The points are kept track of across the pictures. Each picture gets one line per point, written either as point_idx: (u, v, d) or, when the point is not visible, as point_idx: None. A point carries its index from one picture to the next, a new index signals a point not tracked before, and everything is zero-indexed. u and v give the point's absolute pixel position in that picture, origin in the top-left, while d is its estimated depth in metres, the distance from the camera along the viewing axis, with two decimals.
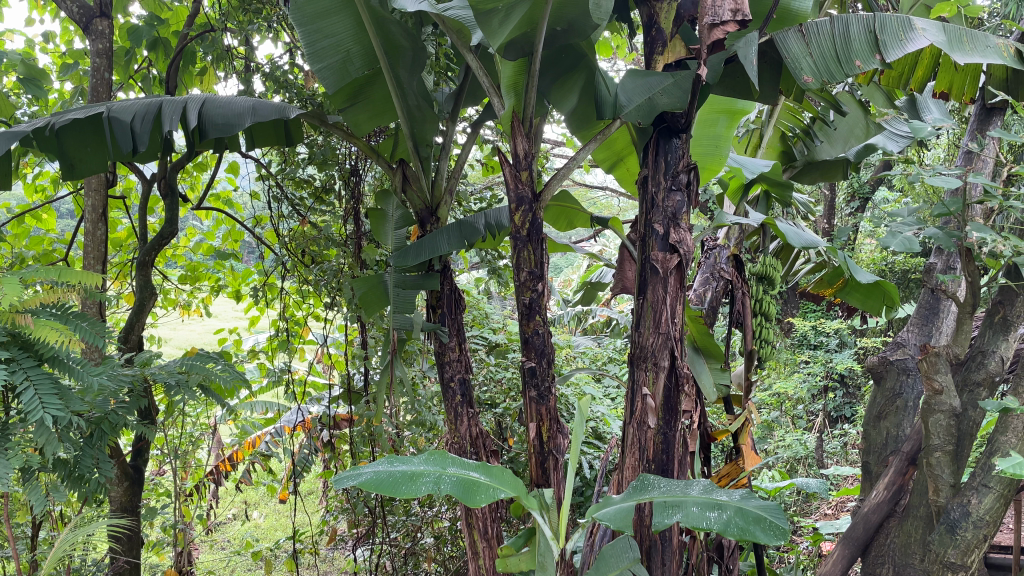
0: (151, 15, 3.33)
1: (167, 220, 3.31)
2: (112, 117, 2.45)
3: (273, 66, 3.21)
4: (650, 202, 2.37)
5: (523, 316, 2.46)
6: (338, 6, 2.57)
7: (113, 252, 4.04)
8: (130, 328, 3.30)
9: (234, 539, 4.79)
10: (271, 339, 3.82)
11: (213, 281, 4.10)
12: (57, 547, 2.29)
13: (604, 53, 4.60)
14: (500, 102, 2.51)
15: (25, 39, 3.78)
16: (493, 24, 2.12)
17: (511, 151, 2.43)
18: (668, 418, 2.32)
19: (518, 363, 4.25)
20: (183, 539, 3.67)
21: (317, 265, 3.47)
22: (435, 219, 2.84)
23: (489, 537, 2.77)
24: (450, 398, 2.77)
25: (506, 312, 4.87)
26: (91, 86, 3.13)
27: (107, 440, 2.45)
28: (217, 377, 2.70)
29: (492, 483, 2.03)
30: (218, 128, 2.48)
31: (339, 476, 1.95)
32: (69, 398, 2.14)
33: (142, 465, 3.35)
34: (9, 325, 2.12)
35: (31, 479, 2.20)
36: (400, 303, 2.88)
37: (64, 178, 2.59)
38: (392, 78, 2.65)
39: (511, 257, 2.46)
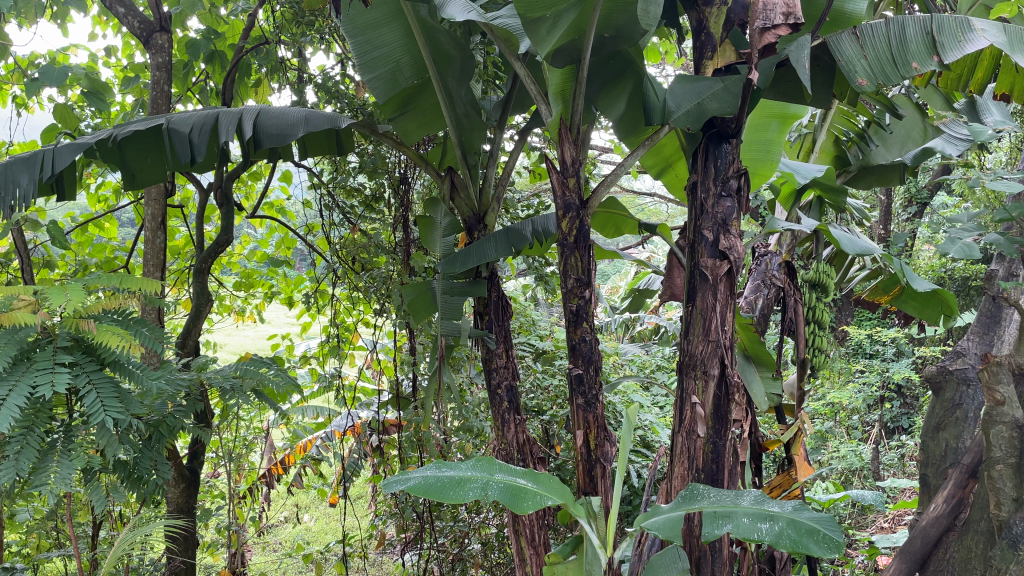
0: (208, 29, 3.43)
1: (224, 228, 3.39)
2: (171, 128, 2.52)
3: (325, 77, 3.26)
4: (699, 208, 2.34)
5: (570, 323, 2.46)
6: (388, 17, 2.61)
7: (171, 259, 4.15)
8: (187, 333, 3.39)
9: (286, 541, 4.87)
10: (321, 344, 3.89)
11: (267, 287, 4.20)
12: (116, 547, 2.35)
13: (652, 58, 4.56)
14: (548, 109, 2.52)
15: (89, 53, 3.91)
16: (541, 32, 2.14)
17: (558, 158, 2.43)
18: (718, 427, 2.28)
19: (565, 371, 4.25)
20: (237, 540, 3.74)
21: (367, 272, 3.51)
22: (483, 226, 2.84)
23: (537, 544, 2.76)
24: (498, 404, 2.78)
25: (553, 319, 4.87)
26: (151, 98, 3.23)
27: (166, 443, 2.53)
28: (270, 382, 2.75)
29: (539, 489, 2.04)
30: (272, 138, 2.54)
31: (388, 480, 2.00)
32: (130, 402, 2.20)
33: (197, 467, 3.43)
34: (73, 329, 2.22)
35: (92, 480, 2.28)
36: (449, 309, 2.88)
37: (125, 189, 2.68)
38: (440, 87, 2.68)
39: (559, 264, 2.46)
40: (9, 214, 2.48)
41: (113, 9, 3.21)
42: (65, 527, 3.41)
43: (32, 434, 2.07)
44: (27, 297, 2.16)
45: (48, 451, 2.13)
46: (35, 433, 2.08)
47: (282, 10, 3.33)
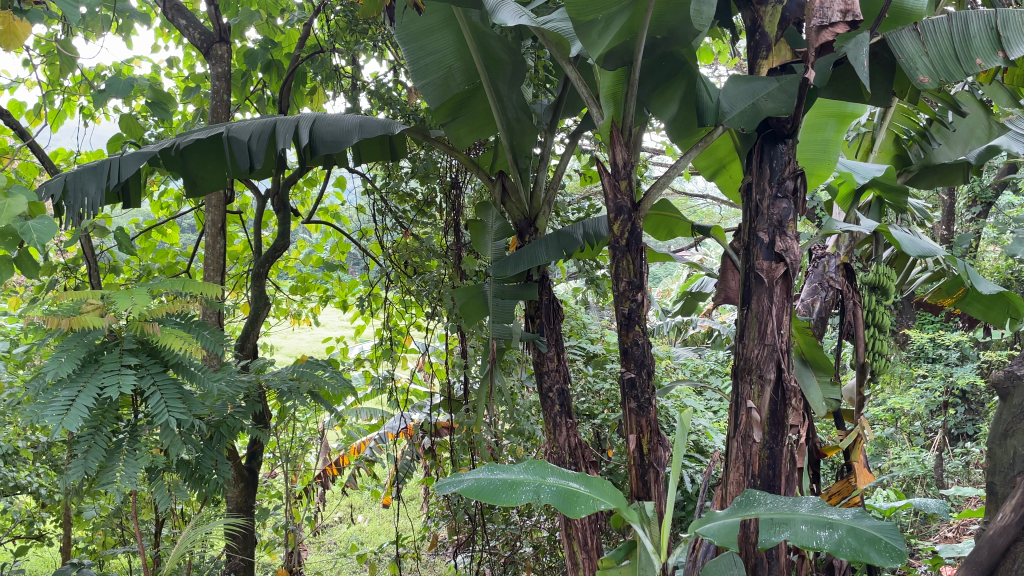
0: (266, 39, 3.51)
1: (281, 234, 3.47)
2: (231, 136, 2.59)
3: (378, 84, 3.31)
4: (754, 210, 2.31)
5: (622, 326, 2.45)
6: (441, 22, 2.66)
7: (230, 264, 4.25)
8: (246, 336, 3.47)
9: (341, 542, 4.95)
10: (375, 347, 3.94)
11: (321, 291, 4.28)
12: (179, 544, 2.41)
13: (705, 59, 4.51)
14: (599, 111, 2.52)
15: (152, 64, 4.04)
16: (593, 35, 2.15)
17: (610, 160, 2.41)
18: (775, 432, 2.24)
19: (617, 375, 4.24)
20: (293, 539, 3.81)
21: (420, 276, 3.54)
22: (534, 229, 2.84)
23: (589, 549, 2.75)
24: (549, 407, 2.78)
25: (604, 322, 4.86)
26: (211, 108, 3.32)
27: (226, 444, 2.60)
28: (325, 384, 2.81)
29: (592, 494, 2.03)
30: (328, 145, 2.58)
31: (442, 482, 2.02)
32: (192, 403, 2.26)
33: (256, 467, 3.50)
34: (138, 332, 2.29)
35: (157, 478, 2.35)
36: (500, 312, 2.84)
37: (187, 195, 2.77)
38: (491, 91, 2.69)
39: (611, 267, 2.45)
40: (79, 221, 2.57)
41: (175, 21, 3.33)
42: (129, 525, 3.52)
43: (100, 434, 2.15)
44: (94, 301, 2.24)
45: (115, 450, 2.20)
46: (102, 432, 2.16)
47: (337, 19, 3.39)
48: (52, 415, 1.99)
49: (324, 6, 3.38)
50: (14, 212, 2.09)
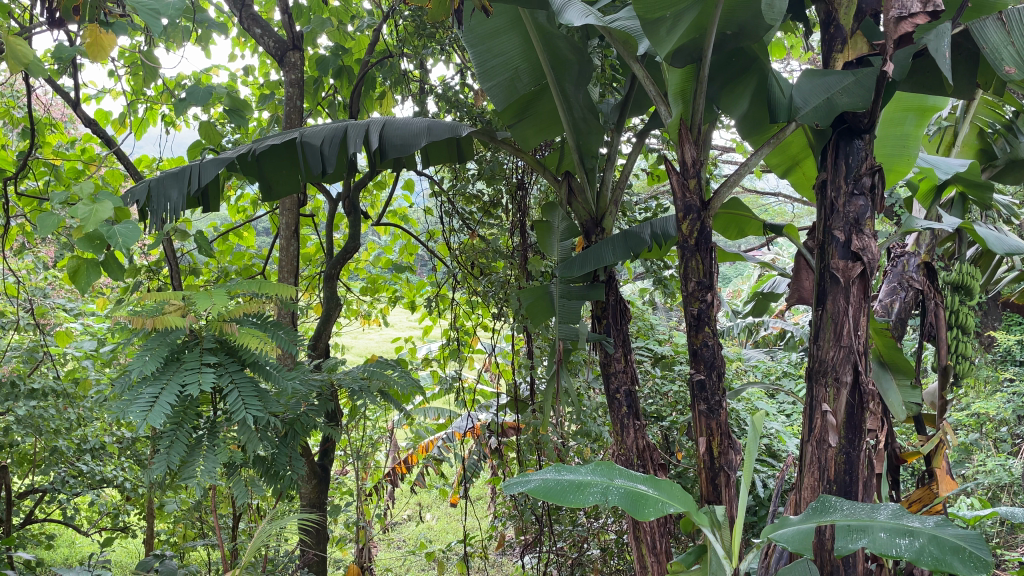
0: (336, 46, 3.59)
1: (351, 236, 3.53)
2: (304, 141, 2.65)
3: (445, 87, 3.35)
4: (829, 208, 2.25)
5: (691, 327, 2.41)
6: (508, 24, 2.68)
7: (303, 266, 4.36)
8: (318, 336, 3.56)
9: (411, 539, 5.04)
10: (442, 348, 3.98)
11: (390, 292, 4.37)
12: (255, 538, 2.46)
13: (777, 54, 4.41)
14: (667, 110, 2.48)
15: (229, 73, 4.17)
16: (661, 32, 2.11)
17: (678, 159, 2.38)
18: (852, 436, 2.18)
19: (685, 376, 4.19)
20: (364, 536, 3.84)
21: (486, 277, 3.57)
22: (600, 229, 2.79)
23: (658, 552, 2.70)
24: (617, 409, 2.75)
25: (672, 323, 4.80)
26: (285, 114, 3.42)
27: (300, 441, 2.66)
28: (395, 383, 2.85)
29: (661, 496, 2.00)
30: (397, 148, 2.62)
31: (509, 482, 2.03)
32: (268, 401, 2.33)
33: (329, 464, 3.56)
34: (217, 332, 2.37)
35: (234, 474, 2.41)
36: (566, 313, 2.85)
37: (263, 199, 2.85)
38: (558, 91, 2.68)
39: (679, 267, 2.41)
40: (161, 225, 2.67)
41: (251, 31, 3.44)
42: (208, 518, 3.64)
43: (181, 430, 2.24)
44: (175, 302, 2.34)
45: (195, 446, 2.28)
46: (184, 428, 2.25)
47: (405, 24, 3.45)
48: (138, 411, 2.08)
49: (393, 11, 3.44)
50: (100, 217, 2.18)
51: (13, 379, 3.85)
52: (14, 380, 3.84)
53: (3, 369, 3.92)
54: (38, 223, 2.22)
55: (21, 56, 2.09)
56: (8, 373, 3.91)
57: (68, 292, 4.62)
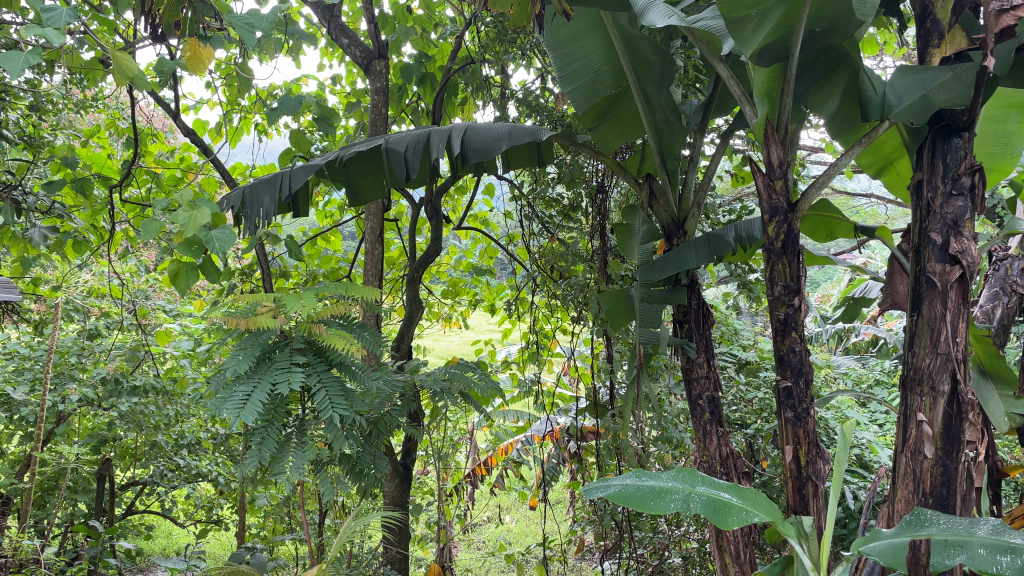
0: (421, 53, 3.67)
1: (433, 240, 3.58)
2: (389, 148, 2.71)
3: (526, 92, 3.37)
4: (925, 209, 2.16)
5: (777, 333, 2.34)
6: (589, 27, 2.66)
7: (387, 270, 4.46)
8: (401, 337, 3.62)
9: (491, 540, 5.10)
10: (522, 351, 4.01)
11: (471, 295, 4.43)
12: (341, 534, 2.54)
13: (870, 50, 4.26)
14: (752, 110, 2.43)
15: (318, 82, 4.31)
16: (746, 31, 2.09)
17: (763, 160, 2.34)
18: (949, 448, 2.07)
19: (771, 383, 4.08)
20: (445, 535, 3.89)
21: (565, 280, 3.58)
22: (682, 232, 2.72)
23: (742, 562, 2.59)
24: (698, 416, 2.65)
25: (757, 329, 4.70)
26: (371, 121, 3.50)
27: (384, 440, 2.71)
28: (475, 386, 2.88)
29: (745, 505, 1.96)
30: (478, 153, 2.65)
31: (589, 486, 2.04)
32: (355, 400, 2.38)
33: (411, 463, 3.61)
34: (307, 333, 2.47)
35: (322, 471, 2.49)
36: (646, 317, 2.75)
37: (350, 205, 2.92)
38: (639, 93, 2.64)
39: (765, 271, 2.36)
40: (255, 229, 2.78)
41: (338, 41, 3.54)
42: (296, 514, 3.77)
43: (272, 427, 2.32)
44: (267, 304, 2.44)
45: (286, 443, 2.36)
46: (274, 425, 2.33)
47: (487, 30, 3.49)
48: (232, 408, 2.18)
49: (475, 18, 3.48)
50: (199, 223, 2.29)
51: (118, 377, 4.11)
52: (118, 378, 4.11)
53: (110, 365, 4.16)
54: (142, 228, 2.35)
55: (126, 69, 2.22)
56: (114, 371, 4.14)
57: (168, 293, 4.85)
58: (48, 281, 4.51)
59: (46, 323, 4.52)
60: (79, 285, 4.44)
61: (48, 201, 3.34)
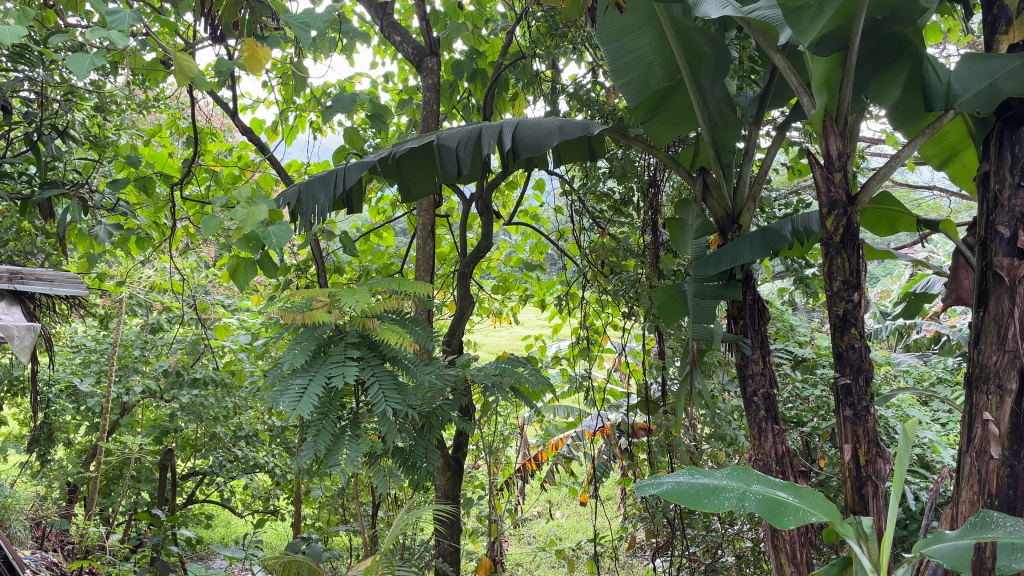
0: (471, 50, 3.70)
1: (484, 236, 3.59)
2: (441, 144, 2.72)
3: (576, 86, 3.36)
4: (992, 201, 2.08)
5: (836, 329, 2.28)
6: (641, 21, 2.62)
7: (438, 265, 4.49)
8: (452, 332, 3.64)
9: (541, 535, 5.12)
10: (572, 347, 4.00)
11: (521, 291, 4.49)
12: (394, 527, 2.53)
13: (933, 39, 4.14)
14: (810, 101, 2.37)
15: (371, 80, 4.36)
16: (804, 21, 2.05)
17: (822, 152, 2.29)
18: (1017, 449, 2.00)
19: (828, 380, 3.99)
20: (495, 529, 3.91)
21: (616, 275, 3.56)
22: (737, 227, 2.66)
23: (798, 562, 2.52)
24: (753, 413, 2.59)
25: (814, 325, 4.60)
26: (423, 117, 3.53)
27: (435, 434, 2.72)
28: (526, 381, 2.88)
29: (802, 505, 1.92)
30: (529, 148, 2.63)
31: (641, 484, 2.03)
32: (407, 394, 2.41)
33: (462, 457, 3.63)
34: (361, 327, 2.50)
35: (375, 463, 2.52)
36: (699, 313, 2.70)
37: (402, 200, 2.96)
38: (693, 86, 2.58)
39: (823, 266, 2.30)
40: (310, 226, 2.83)
41: (391, 38, 3.58)
42: (350, 506, 3.83)
43: (327, 420, 2.36)
44: (322, 299, 2.50)
45: (340, 436, 2.39)
46: (329, 418, 2.37)
47: (538, 25, 3.48)
48: (288, 400, 2.23)
49: (526, 14, 3.48)
50: (257, 219, 2.34)
51: (179, 369, 4.29)
52: (179, 370, 4.28)
53: (171, 358, 4.31)
54: (202, 225, 2.40)
55: (188, 70, 2.27)
56: (175, 364, 4.29)
57: (227, 288, 4.96)
58: (113, 276, 4.66)
59: (110, 317, 4.66)
60: (142, 280, 4.57)
61: (112, 199, 3.42)
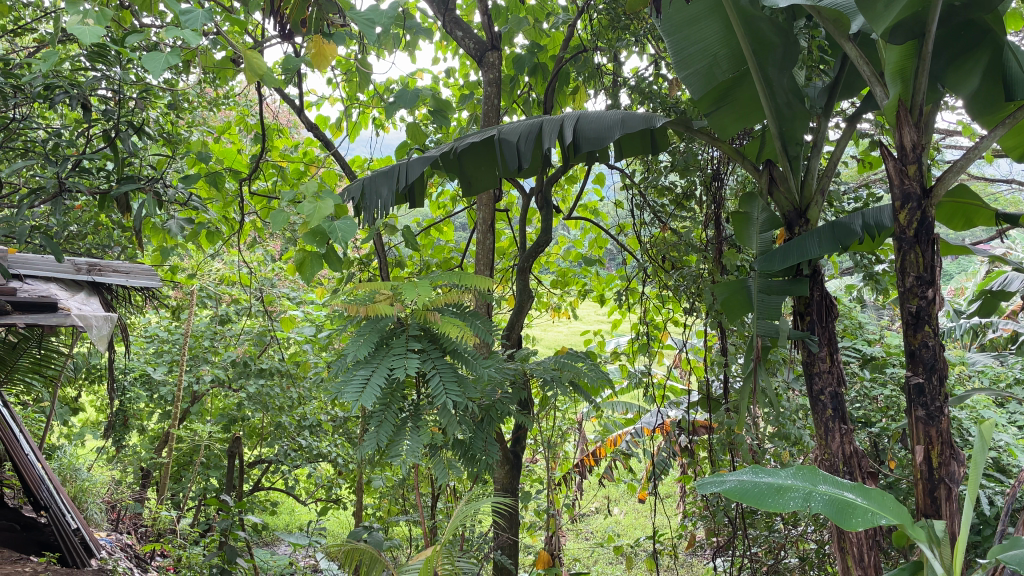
0: (533, 44, 3.70)
1: (543, 230, 3.57)
2: (501, 138, 2.73)
3: (638, 79, 3.32)
4: None
5: (908, 326, 2.21)
6: (707, 11, 2.60)
7: (498, 260, 4.51)
8: (512, 326, 3.64)
9: (599, 531, 5.13)
10: (632, 342, 3.97)
11: (580, 285, 4.46)
12: (454, 518, 2.53)
13: (1014, 24, 3.96)
14: (883, 90, 2.30)
15: (433, 76, 4.39)
16: (878, 7, 1.98)
17: (895, 143, 2.21)
18: None
19: (899, 380, 3.86)
20: (553, 524, 3.91)
21: (677, 271, 3.52)
22: (805, 221, 2.58)
23: (866, 566, 2.43)
24: (820, 412, 2.52)
25: (883, 322, 4.45)
26: (484, 112, 3.55)
27: (494, 428, 2.73)
28: (585, 376, 2.86)
29: (871, 507, 1.87)
30: (591, 141, 2.61)
31: (703, 482, 2.02)
32: (468, 386, 2.43)
33: (521, 451, 3.63)
34: (423, 321, 2.52)
35: (436, 455, 2.54)
36: (765, 308, 2.62)
37: (463, 195, 2.98)
38: (760, 77, 2.51)
39: (895, 261, 2.23)
40: (373, 221, 2.87)
41: (453, 34, 3.60)
42: (411, 497, 3.88)
43: (389, 411, 2.40)
44: (385, 291, 2.52)
45: (402, 427, 2.43)
46: (391, 409, 2.42)
47: (600, 18, 3.46)
48: (352, 392, 2.27)
49: (588, 6, 3.46)
50: (323, 214, 2.38)
51: (247, 360, 4.44)
52: (247, 361, 4.46)
53: (239, 349, 4.46)
54: (271, 219, 2.45)
55: (256, 67, 2.32)
56: (242, 354, 4.44)
57: (292, 282, 5.09)
58: (185, 269, 4.83)
59: (182, 309, 4.82)
60: (211, 273, 4.73)
61: (185, 194, 3.52)
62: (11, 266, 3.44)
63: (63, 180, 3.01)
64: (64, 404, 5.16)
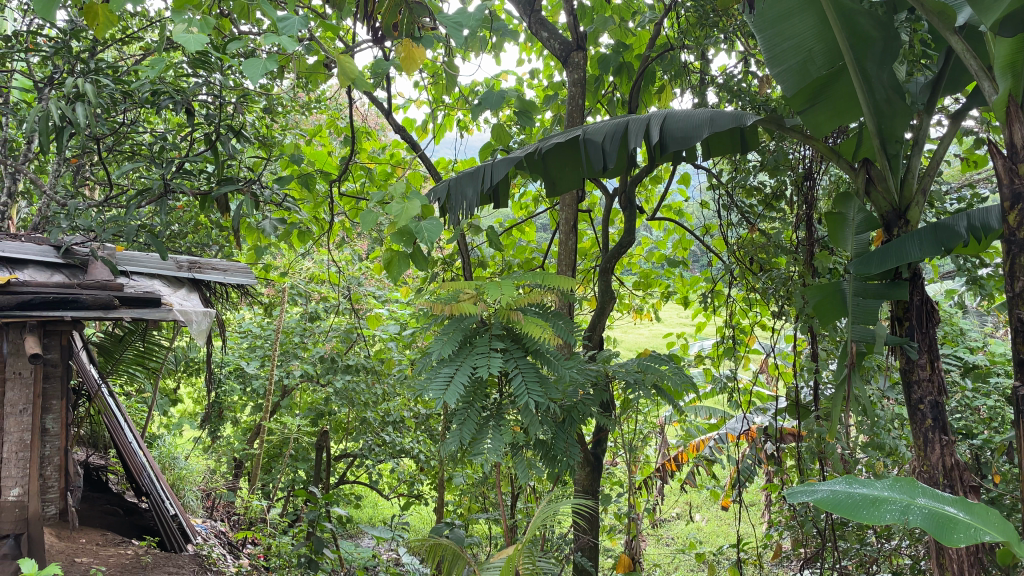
0: (619, 43, 3.67)
1: (626, 231, 3.54)
2: (586, 138, 2.71)
3: (726, 77, 3.26)
4: None
5: (1018, 333, 2.08)
6: (801, 5, 2.52)
7: (580, 260, 4.51)
8: (593, 327, 3.62)
9: (680, 537, 5.06)
10: (716, 346, 3.89)
11: (664, 286, 4.40)
12: (535, 517, 2.54)
13: None
14: (991, 85, 2.17)
15: (517, 77, 4.41)
16: None
17: (1005, 141, 2.09)
18: None
19: (1004, 390, 3.66)
20: (634, 528, 3.86)
21: (766, 272, 3.45)
22: (904, 222, 2.45)
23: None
24: (919, 422, 2.40)
25: (987, 330, 4.24)
26: (568, 112, 3.55)
27: (576, 428, 2.71)
28: (669, 379, 2.82)
29: (975, 522, 1.76)
30: (678, 140, 2.58)
31: (795, 489, 1.97)
32: (549, 387, 2.42)
33: (601, 453, 3.60)
34: (506, 320, 2.53)
35: (519, 454, 2.56)
36: (860, 313, 2.55)
37: (547, 194, 2.98)
38: (858, 73, 2.43)
39: (1004, 265, 2.11)
40: (458, 222, 2.90)
41: (538, 35, 3.60)
42: (491, 495, 3.93)
43: (472, 408, 2.45)
44: (468, 291, 2.52)
45: (485, 425, 2.45)
46: (473, 408, 2.45)
47: (687, 16, 3.41)
48: (436, 389, 2.31)
49: (675, 4, 3.41)
50: (410, 214, 2.40)
51: (334, 356, 4.65)
52: (334, 357, 4.64)
53: (327, 346, 4.64)
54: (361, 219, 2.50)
55: (349, 71, 2.37)
56: (331, 351, 4.64)
57: (378, 281, 5.22)
58: (277, 268, 5.01)
59: (274, 306, 5.03)
60: (302, 272, 4.90)
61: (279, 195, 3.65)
62: (119, 262, 3.63)
63: (167, 181, 3.16)
64: (164, 395, 5.42)
